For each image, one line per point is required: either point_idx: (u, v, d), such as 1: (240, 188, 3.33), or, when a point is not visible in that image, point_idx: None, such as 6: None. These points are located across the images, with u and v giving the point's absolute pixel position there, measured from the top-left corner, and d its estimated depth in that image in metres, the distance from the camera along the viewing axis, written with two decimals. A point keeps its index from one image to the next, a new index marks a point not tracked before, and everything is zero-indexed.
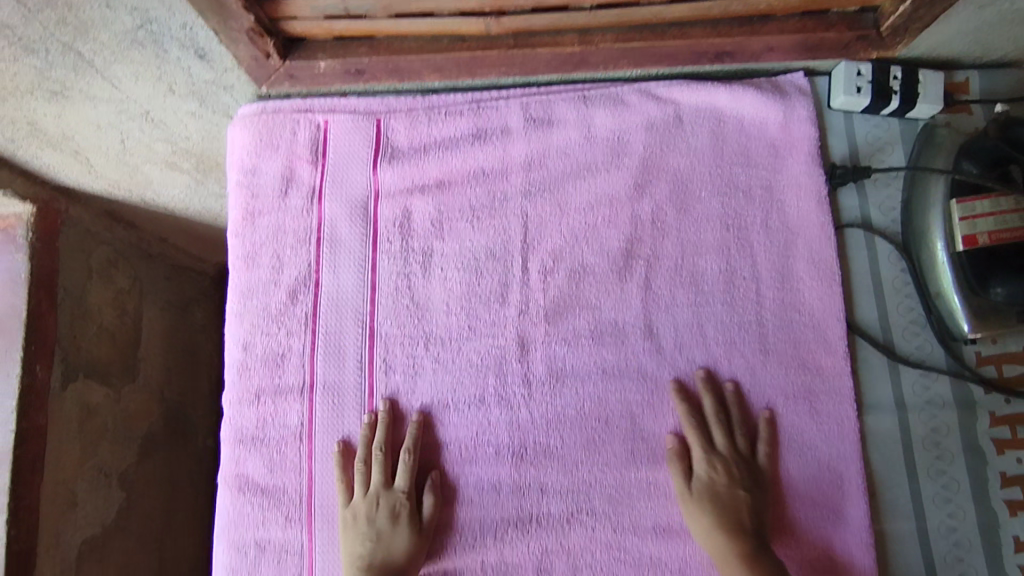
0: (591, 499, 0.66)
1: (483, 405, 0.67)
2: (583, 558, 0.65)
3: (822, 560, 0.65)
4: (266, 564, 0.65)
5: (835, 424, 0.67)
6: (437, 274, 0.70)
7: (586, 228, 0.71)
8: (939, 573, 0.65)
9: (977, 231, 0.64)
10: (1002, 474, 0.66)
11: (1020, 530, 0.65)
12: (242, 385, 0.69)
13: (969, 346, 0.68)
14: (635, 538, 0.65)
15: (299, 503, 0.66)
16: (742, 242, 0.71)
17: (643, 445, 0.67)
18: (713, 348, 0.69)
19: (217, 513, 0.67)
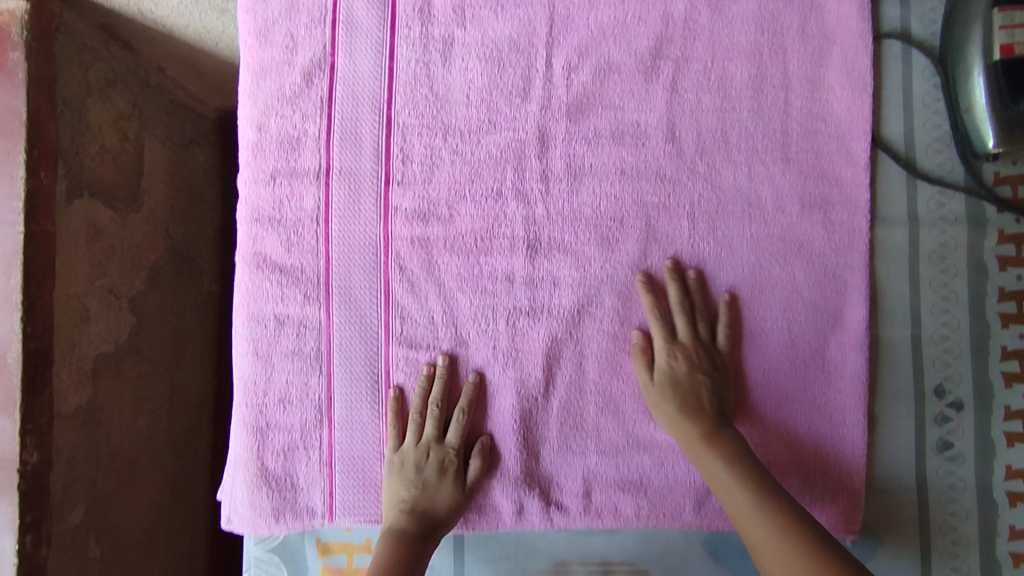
0: (601, 293, 0.67)
1: (500, 198, 0.67)
2: (589, 348, 0.67)
3: (819, 359, 0.68)
4: (285, 338, 0.66)
5: (847, 235, 0.67)
6: (458, 63, 0.68)
7: (615, 23, 0.68)
8: (926, 377, 0.68)
9: (1016, 40, 0.62)
10: (1001, 289, 0.68)
11: (1009, 340, 0.68)
12: (257, 166, 0.67)
13: (989, 165, 0.68)
14: (642, 333, 0.67)
15: (317, 282, 0.66)
16: (776, 48, 0.68)
17: (655, 245, 0.67)
18: (734, 154, 0.68)
19: (234, 289, 0.67)
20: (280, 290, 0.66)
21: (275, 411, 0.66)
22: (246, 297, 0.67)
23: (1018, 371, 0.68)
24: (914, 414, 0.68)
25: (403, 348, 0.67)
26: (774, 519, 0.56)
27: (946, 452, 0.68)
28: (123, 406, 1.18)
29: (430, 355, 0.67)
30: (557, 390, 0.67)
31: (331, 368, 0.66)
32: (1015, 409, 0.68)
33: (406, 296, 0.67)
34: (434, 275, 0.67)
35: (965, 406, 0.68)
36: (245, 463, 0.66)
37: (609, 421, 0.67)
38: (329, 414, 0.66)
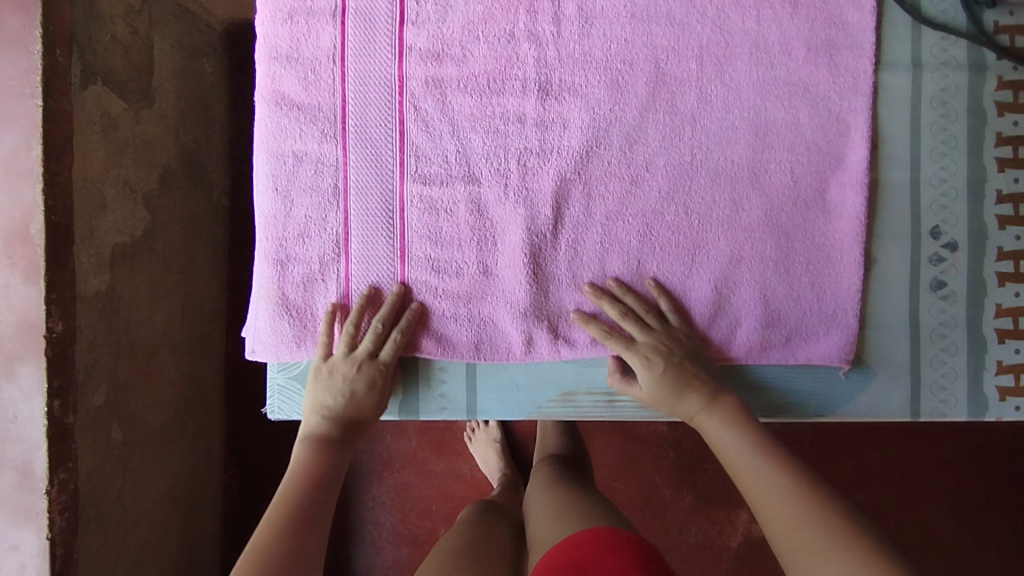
0: (609, 133, 0.69)
1: (513, 39, 0.68)
2: (597, 189, 0.70)
3: (819, 200, 0.70)
4: (303, 173, 0.69)
5: (852, 79, 0.69)
6: None
7: None
8: (923, 219, 0.70)
9: None
10: (999, 134, 0.70)
11: (1004, 184, 0.70)
12: (275, 4, 0.69)
13: (990, 13, 0.69)
14: (648, 174, 0.69)
15: (333, 119, 0.69)
16: None
17: (664, 87, 0.69)
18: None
19: (254, 127, 0.70)
20: (298, 127, 0.69)
21: (295, 244, 0.70)
22: (265, 134, 0.69)
23: (1012, 214, 0.70)
24: (909, 254, 0.71)
25: (417, 185, 0.69)
26: (774, 468, 0.60)
27: (940, 291, 0.71)
28: (141, 301, 1.23)
29: (444, 192, 0.69)
30: (565, 229, 0.70)
31: (348, 204, 0.69)
32: (1007, 250, 0.70)
33: (421, 135, 0.69)
34: (447, 115, 0.69)
35: (960, 247, 0.70)
36: (267, 292, 0.70)
37: (614, 259, 0.70)
38: (345, 247, 0.70)
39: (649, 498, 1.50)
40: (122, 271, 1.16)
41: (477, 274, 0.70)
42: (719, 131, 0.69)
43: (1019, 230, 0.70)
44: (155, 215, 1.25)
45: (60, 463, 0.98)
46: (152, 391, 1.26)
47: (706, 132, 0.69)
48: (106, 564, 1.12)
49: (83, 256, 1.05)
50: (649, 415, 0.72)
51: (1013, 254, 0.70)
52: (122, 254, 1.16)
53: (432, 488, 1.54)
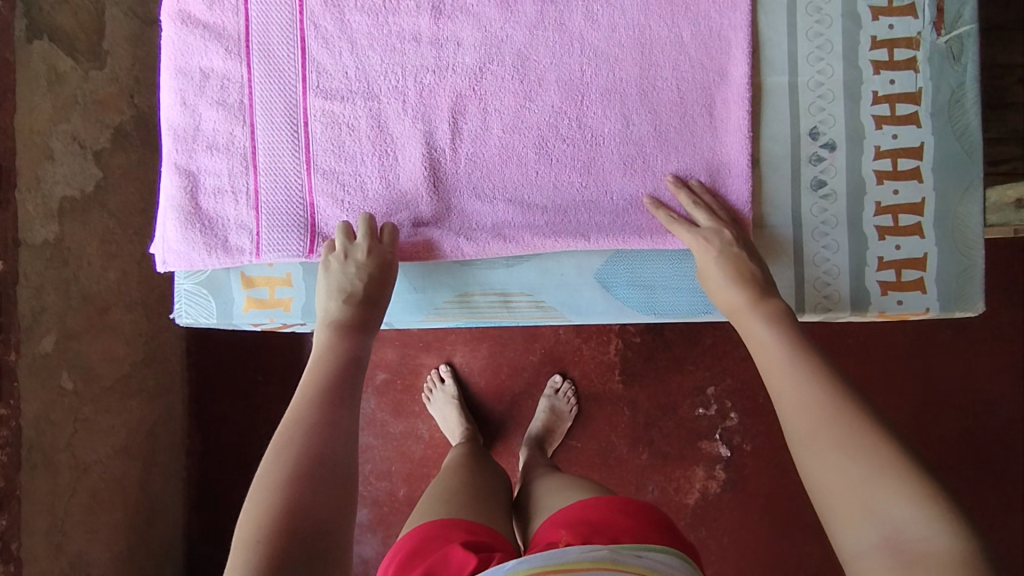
0: (501, 50, 0.73)
1: None
2: (493, 103, 0.73)
3: (705, 111, 0.73)
4: (209, 88, 0.75)
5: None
6: None
7: None
8: (800, 119, 0.74)
9: None
10: (874, 38, 0.73)
11: (880, 86, 0.73)
12: None
13: None
14: (540, 89, 0.73)
15: (237, 37, 0.74)
16: None
17: (552, 6, 0.72)
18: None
19: (161, 44, 0.76)
20: (204, 44, 0.75)
21: (204, 157, 0.76)
22: (172, 53, 0.75)
23: (888, 114, 0.73)
24: (789, 155, 0.74)
25: (321, 100, 0.74)
26: (809, 365, 0.59)
27: (820, 191, 0.74)
28: (93, 255, 1.25)
29: (346, 107, 0.74)
30: (464, 143, 0.74)
31: (254, 120, 0.75)
32: (885, 149, 0.73)
33: (321, 53, 0.74)
34: (347, 33, 0.74)
35: (838, 148, 0.73)
36: (177, 202, 0.76)
37: (512, 170, 0.74)
38: (254, 161, 0.76)
39: (605, 457, 1.44)
40: (70, 223, 1.19)
41: (381, 187, 0.75)
42: (606, 48, 0.72)
43: (896, 130, 0.73)
44: (106, 172, 1.28)
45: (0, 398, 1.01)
46: (104, 345, 1.28)
47: (594, 49, 0.73)
48: (56, 507, 1.15)
49: (28, 205, 1.09)
50: (539, 316, 0.79)
51: (891, 153, 0.73)
52: (71, 205, 1.19)
53: (390, 450, 1.49)
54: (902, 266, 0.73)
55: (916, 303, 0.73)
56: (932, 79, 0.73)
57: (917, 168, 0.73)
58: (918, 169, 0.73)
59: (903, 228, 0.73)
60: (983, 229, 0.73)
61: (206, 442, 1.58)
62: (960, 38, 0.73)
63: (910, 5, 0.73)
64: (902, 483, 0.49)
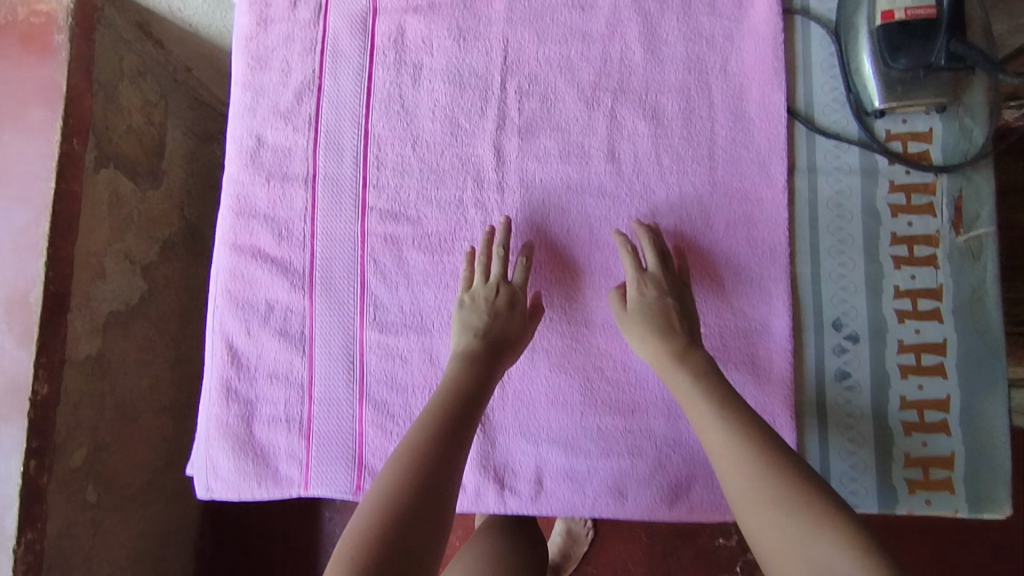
0: (549, 293, 0.76)
1: (461, 205, 0.77)
2: (539, 343, 0.75)
3: (746, 358, 0.74)
4: (273, 320, 0.75)
5: (771, 191, 0.76)
6: (425, 85, 0.78)
7: (560, 58, 0.78)
8: (825, 311, 0.75)
9: (895, 8, 0.69)
10: (894, 233, 0.76)
11: (902, 281, 0.75)
12: (252, 171, 0.78)
13: (880, 123, 0.77)
14: (586, 331, 0.75)
15: (301, 272, 0.76)
16: (701, 84, 0.77)
17: (597, 253, 0.76)
18: (666, 174, 0.76)
19: (222, 275, 0.77)
20: (270, 278, 0.76)
21: (263, 385, 0.75)
22: (239, 284, 0.76)
23: (911, 309, 0.75)
24: (815, 346, 0.75)
25: (376, 332, 0.75)
26: (751, 440, 0.58)
27: (844, 382, 0.74)
28: (130, 366, 1.30)
29: (399, 340, 0.75)
30: (512, 381, 0.75)
31: (313, 352, 0.75)
32: (908, 344, 0.74)
33: (380, 287, 0.76)
34: (404, 269, 0.76)
35: (861, 340, 0.74)
36: (233, 430, 0.74)
37: (558, 411, 0.74)
38: (310, 391, 0.74)
39: None
40: (113, 335, 1.24)
41: None
42: None
43: (918, 325, 0.74)
44: (151, 283, 1.34)
45: (28, 522, 1.03)
46: (130, 449, 1.29)
47: None
48: None
49: (77, 322, 1.14)
50: None
51: (914, 348, 0.74)
52: (114, 319, 1.25)
53: None
54: (929, 464, 0.73)
55: (944, 505, 0.72)
56: (953, 277, 0.75)
57: (941, 364, 0.74)
58: (942, 366, 0.74)
59: (930, 424, 0.73)
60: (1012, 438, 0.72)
61: (218, 541, 1.57)
62: (980, 238, 0.75)
63: (928, 204, 0.76)
64: (835, 533, 0.50)
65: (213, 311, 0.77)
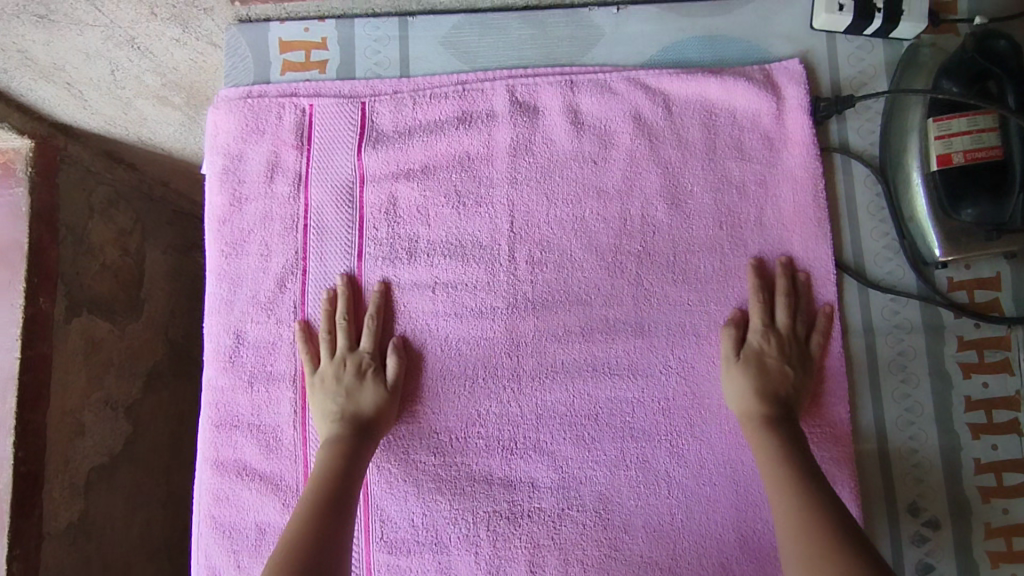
0: (581, 493, 0.65)
1: (473, 394, 0.66)
2: (574, 553, 0.64)
3: None
4: (266, 549, 0.65)
5: (826, 358, 0.67)
6: (423, 259, 0.68)
7: (574, 220, 0.69)
8: (897, 492, 0.66)
9: (952, 150, 0.63)
10: (968, 397, 0.67)
11: (982, 452, 0.66)
12: (232, 372, 0.67)
13: (941, 271, 0.69)
14: (627, 537, 0.64)
15: (296, 491, 0.64)
16: (735, 240, 0.69)
17: (633, 444, 0.65)
18: (706, 347, 0.67)
19: (205, 498, 0.66)
20: (260, 498, 0.65)
21: None
22: (224, 508, 0.66)
23: (995, 486, 0.65)
24: (889, 534, 0.66)
25: (385, 553, 0.65)
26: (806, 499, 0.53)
27: (927, 575, 0.65)
28: (118, 517, 1.10)
29: (412, 560, 0.65)
30: None
31: None
32: (996, 527, 0.65)
33: (387, 497, 0.65)
34: (413, 475, 0.65)
35: (942, 525, 0.65)
36: None
37: None
38: None
39: None
40: (96, 494, 1.06)
41: None
42: (696, 488, 0.64)
43: (1006, 504, 0.65)
44: (137, 424, 1.14)
45: None
46: None
47: (687, 491, 0.64)
48: None
49: (54, 489, 0.99)
50: None
51: (1004, 531, 0.65)
52: (98, 475, 1.07)
53: None
54: None
55: None
56: None
57: None
58: None
59: None
60: None
61: None
62: None
63: (1005, 360, 0.67)
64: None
65: (197, 540, 0.66)
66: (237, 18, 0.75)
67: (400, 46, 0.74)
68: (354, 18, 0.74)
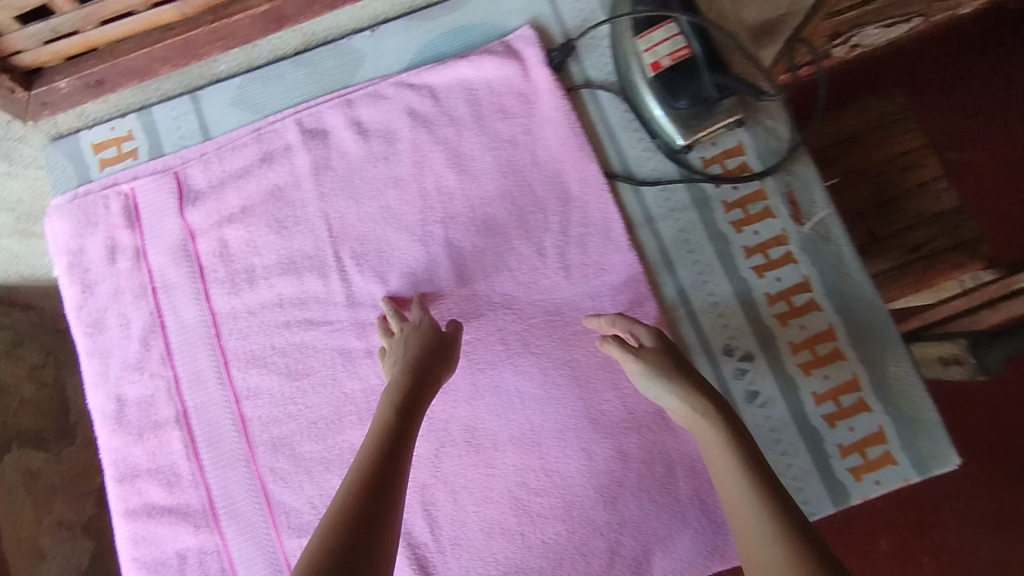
0: (449, 430, 0.74)
1: (336, 381, 0.75)
2: (457, 481, 0.73)
3: (656, 418, 0.73)
4: (190, 568, 0.73)
5: (620, 253, 0.78)
6: (263, 283, 0.78)
7: (382, 210, 0.80)
8: (711, 342, 0.76)
9: (658, 57, 0.75)
10: (745, 247, 0.78)
11: (770, 286, 0.77)
12: (124, 430, 0.76)
13: (693, 154, 0.81)
14: (498, 453, 0.74)
15: (203, 511, 0.73)
16: (520, 183, 0.80)
17: (482, 375, 0.75)
18: (519, 276, 0.78)
19: (125, 545, 0.74)
20: (173, 528, 0.74)
21: None
22: (145, 547, 0.74)
23: (788, 309, 0.77)
24: (715, 378, 0.76)
25: (295, 537, 0.72)
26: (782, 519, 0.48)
27: (755, 401, 0.75)
28: None
29: None
30: (444, 528, 0.73)
31: None
32: (798, 342, 0.76)
33: (283, 491, 0.73)
34: (302, 464, 0.74)
35: (755, 356, 0.76)
36: None
37: (499, 542, 0.72)
38: None
39: None
40: None
41: None
42: (544, 393, 0.75)
43: (801, 321, 0.76)
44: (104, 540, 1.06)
45: None
46: None
47: (535, 398, 0.75)
48: None
49: None
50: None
51: (806, 343, 0.76)
52: None
53: None
54: (863, 446, 0.73)
55: (894, 479, 0.73)
56: (814, 264, 0.78)
57: (836, 348, 0.76)
58: (837, 350, 0.76)
59: (849, 408, 0.74)
60: (927, 389, 0.74)
61: None
62: (823, 221, 0.78)
63: (765, 209, 0.79)
64: None
65: None
66: (51, 136, 0.85)
67: (198, 115, 0.84)
68: (151, 106, 0.85)
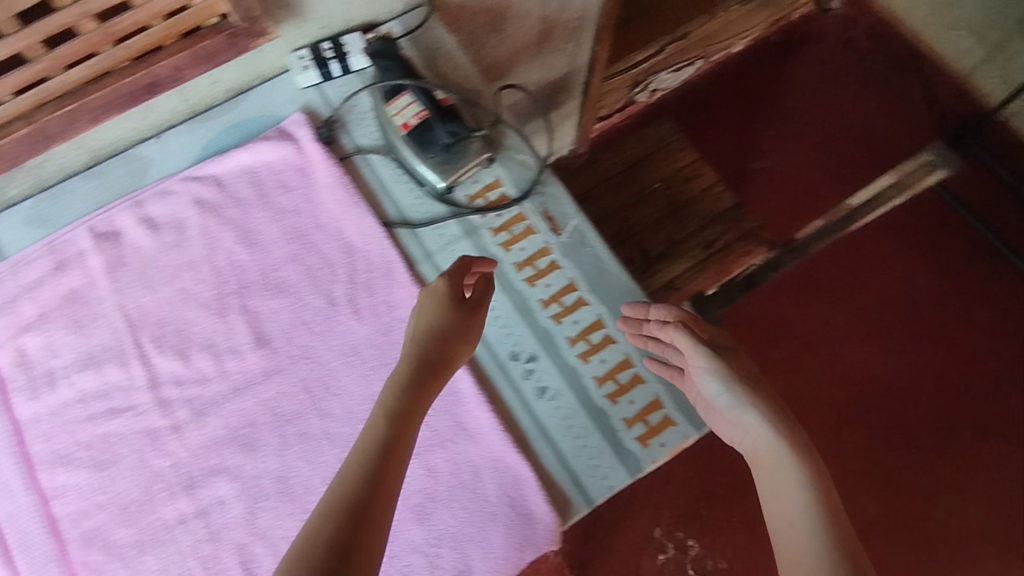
0: (262, 485, 0.77)
1: (145, 461, 0.78)
2: (275, 533, 0.76)
3: (453, 430, 0.79)
4: None
5: (404, 290, 0.85)
6: (63, 383, 0.81)
7: (179, 293, 0.85)
8: (499, 351, 0.84)
9: (405, 118, 0.87)
10: (515, 263, 0.88)
11: (542, 292, 0.87)
12: None
13: (458, 193, 0.91)
14: (312, 496, 0.77)
15: None
16: (306, 246, 0.88)
17: (289, 426, 0.79)
18: (314, 327, 0.84)
19: None
20: None
21: None
22: None
23: (560, 309, 0.86)
24: (507, 383, 0.83)
25: None
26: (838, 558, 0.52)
27: (544, 395, 0.82)
28: None
29: None
30: None
31: None
32: (574, 335, 0.85)
33: None
34: (116, 551, 0.75)
35: (538, 356, 0.84)
36: None
37: None
38: None
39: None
40: None
41: None
42: (350, 429, 0.79)
43: (573, 316, 0.86)
44: None
45: None
46: None
47: (341, 437, 0.79)
48: None
49: None
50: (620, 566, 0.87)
51: (580, 335, 0.85)
52: None
53: None
54: (644, 414, 0.82)
55: (675, 437, 0.81)
56: (576, 266, 0.88)
57: (606, 334, 0.85)
58: (608, 335, 0.85)
59: (626, 384, 0.83)
60: None
61: None
62: (576, 229, 0.90)
63: (527, 227, 0.90)
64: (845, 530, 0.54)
65: None
66: None
67: None
68: None
